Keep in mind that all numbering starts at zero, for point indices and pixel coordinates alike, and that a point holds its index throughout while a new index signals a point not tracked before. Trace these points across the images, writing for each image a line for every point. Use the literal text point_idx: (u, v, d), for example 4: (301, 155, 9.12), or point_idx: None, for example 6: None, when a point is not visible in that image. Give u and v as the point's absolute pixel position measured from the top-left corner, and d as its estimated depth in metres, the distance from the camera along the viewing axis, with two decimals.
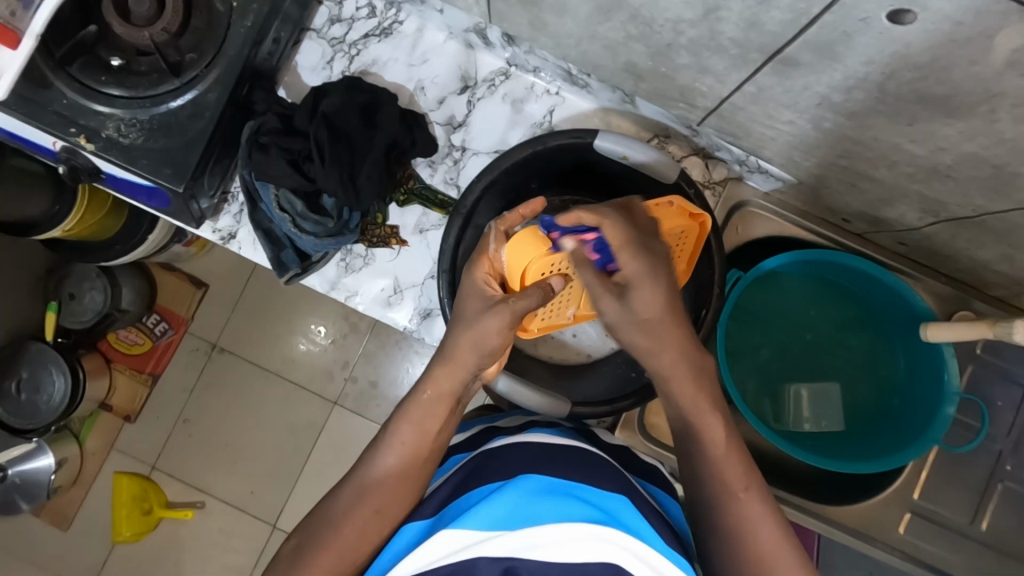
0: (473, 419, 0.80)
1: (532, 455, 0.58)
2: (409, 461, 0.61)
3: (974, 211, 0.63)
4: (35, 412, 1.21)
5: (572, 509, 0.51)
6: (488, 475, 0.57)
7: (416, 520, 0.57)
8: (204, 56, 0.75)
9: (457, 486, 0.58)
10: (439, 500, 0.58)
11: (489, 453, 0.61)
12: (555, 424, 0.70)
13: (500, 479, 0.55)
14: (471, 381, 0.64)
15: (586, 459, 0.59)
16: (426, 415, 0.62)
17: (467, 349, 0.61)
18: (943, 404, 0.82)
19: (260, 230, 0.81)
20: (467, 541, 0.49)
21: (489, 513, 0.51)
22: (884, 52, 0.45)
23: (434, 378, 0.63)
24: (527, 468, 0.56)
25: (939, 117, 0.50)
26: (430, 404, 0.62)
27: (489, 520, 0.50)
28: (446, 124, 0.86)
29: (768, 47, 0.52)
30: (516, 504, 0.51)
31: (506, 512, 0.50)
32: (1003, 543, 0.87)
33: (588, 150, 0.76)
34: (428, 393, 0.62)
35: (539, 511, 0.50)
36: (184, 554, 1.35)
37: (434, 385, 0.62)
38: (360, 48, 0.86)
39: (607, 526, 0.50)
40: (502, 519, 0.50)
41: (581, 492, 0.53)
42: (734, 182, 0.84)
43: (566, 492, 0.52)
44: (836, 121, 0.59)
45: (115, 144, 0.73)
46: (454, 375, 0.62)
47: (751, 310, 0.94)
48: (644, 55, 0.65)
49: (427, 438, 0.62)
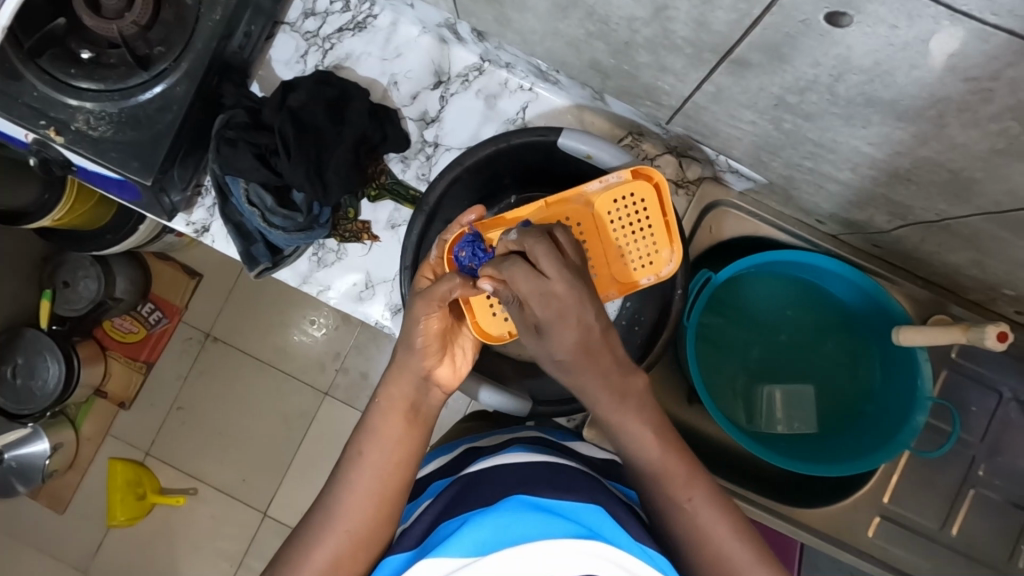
0: (456, 440, 0.80)
1: (512, 476, 0.59)
2: (372, 477, 0.62)
3: (938, 215, 0.63)
4: (30, 397, 1.24)
5: (553, 526, 0.53)
6: (470, 499, 0.58)
7: (398, 552, 0.58)
8: (173, 49, 0.75)
9: (442, 510, 0.60)
10: (424, 526, 0.59)
11: (470, 478, 0.62)
12: (539, 441, 0.71)
13: (481, 503, 0.57)
14: (425, 386, 0.65)
15: (558, 474, 0.60)
16: (384, 425, 0.64)
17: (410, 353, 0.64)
18: (915, 411, 0.81)
19: (230, 224, 0.81)
20: (451, 567, 0.51)
21: (471, 539, 0.52)
22: (829, 55, 0.46)
23: (388, 390, 0.65)
24: (508, 490, 0.57)
25: (890, 120, 0.50)
26: (388, 417, 0.64)
27: (471, 546, 0.52)
28: (420, 119, 0.86)
29: (719, 47, 0.52)
30: (498, 527, 0.52)
31: (487, 537, 0.52)
32: (974, 549, 0.86)
33: (555, 149, 0.76)
34: (382, 406, 0.64)
35: (520, 532, 0.52)
36: (176, 539, 1.37)
37: (387, 396, 0.64)
38: (334, 41, 0.86)
39: (588, 540, 0.52)
40: (484, 543, 0.52)
41: (561, 508, 0.55)
42: (710, 182, 0.82)
43: (548, 509, 0.54)
44: (794, 122, 0.58)
45: (85, 137, 0.73)
46: (406, 384, 0.64)
47: (728, 310, 0.92)
48: (605, 53, 0.65)
49: (392, 452, 0.63)
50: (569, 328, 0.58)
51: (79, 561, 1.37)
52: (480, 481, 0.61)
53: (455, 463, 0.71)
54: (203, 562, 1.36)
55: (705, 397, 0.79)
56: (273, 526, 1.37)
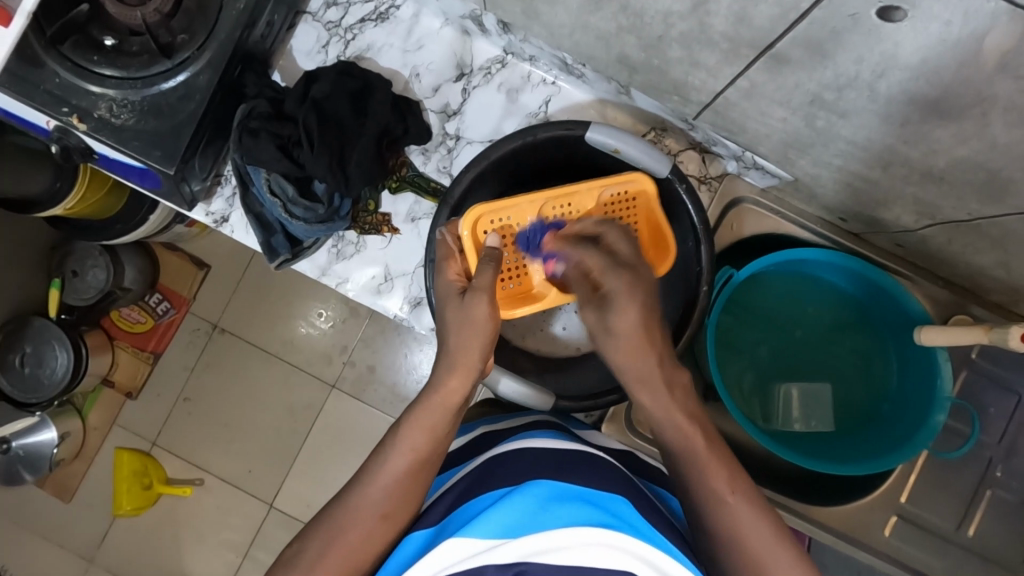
0: (475, 420, 0.81)
1: (538, 462, 0.60)
2: (411, 469, 0.61)
3: (969, 215, 0.62)
4: (38, 386, 1.23)
5: (587, 514, 0.52)
6: (493, 482, 0.59)
7: (421, 528, 0.58)
8: (196, 38, 0.74)
9: (464, 491, 0.60)
10: (445, 506, 0.60)
11: (494, 462, 0.62)
12: (554, 426, 0.72)
13: (507, 485, 0.57)
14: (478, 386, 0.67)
15: (586, 464, 0.61)
16: (430, 419, 0.64)
17: (469, 350, 0.65)
18: (933, 411, 0.80)
19: (250, 214, 0.81)
20: (476, 548, 0.51)
21: (500, 521, 0.52)
22: (875, 51, 0.46)
23: (441, 385, 0.65)
24: (536, 474, 0.58)
25: (931, 119, 0.50)
26: (438, 411, 0.64)
27: (497, 528, 0.51)
28: (441, 112, 0.86)
29: (759, 42, 0.51)
30: (526, 510, 0.52)
31: (515, 520, 0.52)
32: (988, 550, 0.87)
33: (579, 143, 0.76)
34: (436, 398, 0.64)
35: (551, 517, 0.52)
36: (181, 528, 1.37)
37: (442, 392, 0.64)
38: (356, 31, 0.86)
39: (617, 531, 0.52)
40: (510, 528, 0.51)
41: (590, 497, 0.55)
42: (730, 179, 0.83)
43: (579, 497, 0.54)
44: (828, 120, 0.58)
45: (106, 125, 0.73)
46: (465, 381, 0.65)
47: (747, 310, 0.93)
48: (636, 47, 0.64)
49: (433, 442, 0.63)
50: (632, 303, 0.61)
51: (85, 550, 1.37)
52: (507, 462, 0.61)
53: (476, 444, 0.71)
54: (209, 553, 1.37)
55: (721, 389, 0.81)
56: (279, 518, 1.37)
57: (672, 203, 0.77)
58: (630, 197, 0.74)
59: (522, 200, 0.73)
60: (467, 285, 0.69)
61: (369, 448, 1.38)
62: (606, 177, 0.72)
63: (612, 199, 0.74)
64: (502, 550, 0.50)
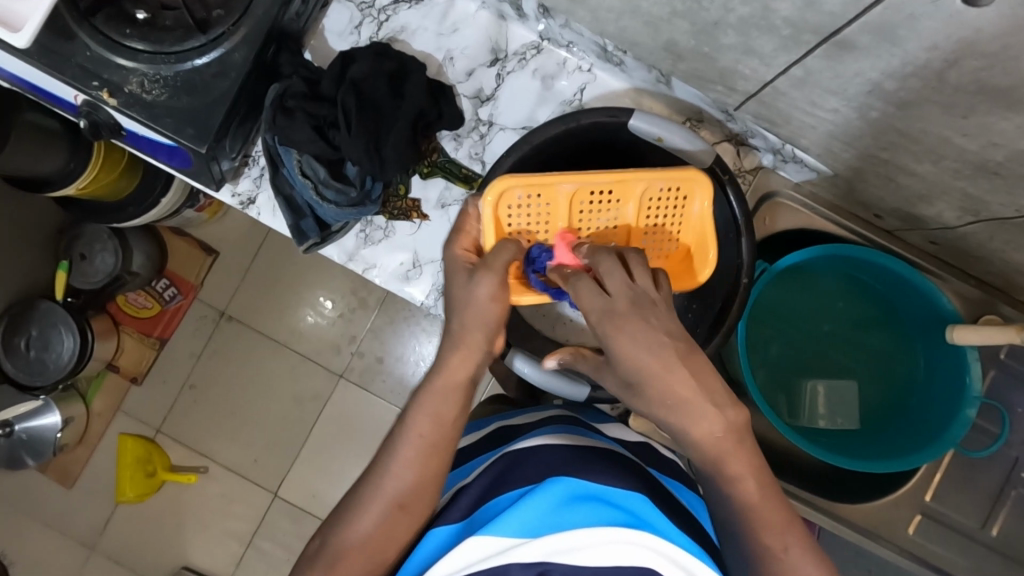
0: (489, 416, 0.80)
1: (559, 456, 0.59)
2: (425, 456, 0.57)
3: (1017, 212, 0.62)
4: (44, 369, 1.21)
5: (608, 515, 0.52)
6: (517, 479, 0.57)
7: (444, 523, 0.57)
8: (231, 14, 0.73)
9: (486, 486, 0.59)
10: (466, 503, 0.58)
11: (516, 456, 0.61)
12: (571, 420, 0.69)
13: (525, 484, 0.56)
14: (485, 364, 0.61)
15: (608, 459, 0.59)
16: (441, 406, 0.58)
17: (473, 327, 0.59)
18: (963, 406, 0.80)
19: (280, 196, 0.79)
20: (498, 547, 0.50)
21: (520, 520, 0.51)
22: (950, 38, 0.45)
23: (448, 364, 0.59)
24: (553, 468, 0.57)
25: (998, 110, 0.50)
26: (443, 394, 0.58)
27: (518, 528, 0.51)
28: (474, 97, 0.85)
29: (824, 28, 0.51)
30: (546, 509, 0.52)
31: (536, 520, 0.51)
32: (1010, 548, 0.87)
33: (619, 130, 0.75)
34: (440, 381, 0.59)
35: (571, 519, 0.51)
36: (185, 516, 1.36)
37: (445, 374, 0.58)
38: (389, 13, 0.84)
39: (639, 530, 0.51)
40: (533, 526, 0.51)
41: (611, 494, 0.54)
42: (765, 172, 0.82)
43: (599, 497, 0.53)
44: (884, 110, 0.58)
45: (138, 100, 0.71)
46: (469, 359, 0.59)
47: (774, 306, 0.92)
48: (687, 33, 0.64)
49: (441, 427, 0.58)
50: (638, 346, 0.52)
51: (86, 536, 1.35)
52: (524, 459, 0.60)
53: (495, 437, 0.70)
54: (212, 541, 1.36)
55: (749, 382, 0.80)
56: (285, 508, 1.36)
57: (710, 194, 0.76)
58: (681, 195, 0.71)
59: (556, 181, 0.68)
60: (475, 264, 0.63)
61: (378, 440, 1.38)
62: (665, 170, 0.69)
63: (662, 194, 0.71)
64: (525, 550, 0.50)
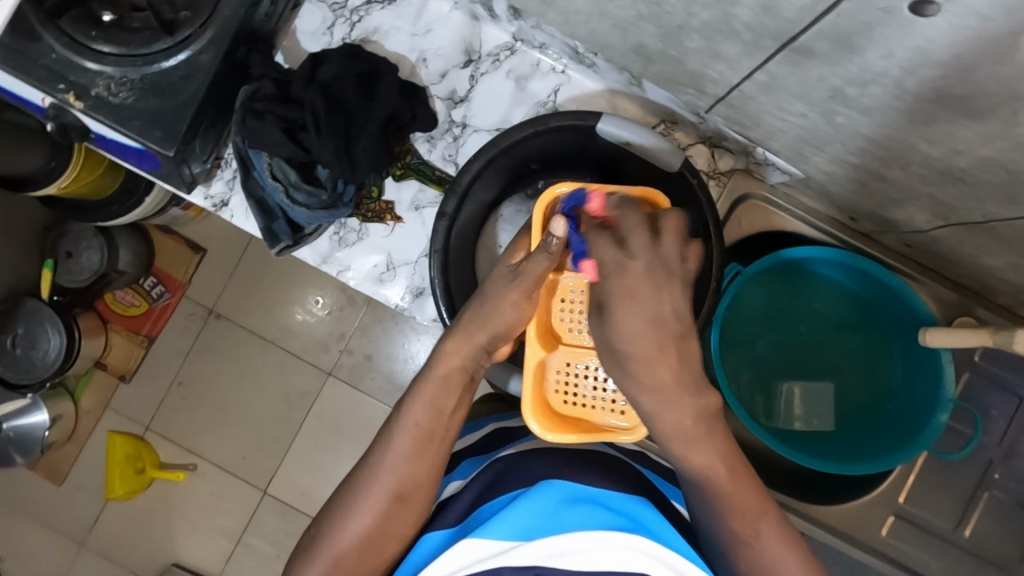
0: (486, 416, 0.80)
1: (551, 465, 0.59)
2: (421, 441, 0.60)
3: (984, 217, 0.62)
4: (31, 367, 1.21)
5: (601, 518, 0.51)
6: (510, 485, 0.57)
7: (438, 529, 0.57)
8: (198, 15, 0.72)
9: (479, 491, 0.59)
10: (461, 508, 0.58)
11: (510, 462, 0.61)
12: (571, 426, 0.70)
13: (520, 489, 0.56)
14: (484, 358, 0.65)
15: (600, 466, 0.60)
16: (440, 393, 0.62)
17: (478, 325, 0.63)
18: (936, 411, 0.80)
19: (251, 199, 0.80)
20: (490, 551, 0.49)
21: (513, 522, 0.51)
22: (904, 46, 0.45)
23: (445, 351, 0.63)
24: (548, 476, 0.57)
25: (956, 118, 0.49)
26: (441, 382, 0.63)
27: (510, 531, 0.50)
28: (448, 98, 0.84)
29: (783, 34, 0.51)
30: (540, 513, 0.51)
31: (528, 522, 0.51)
32: (984, 549, 0.87)
33: (591, 134, 0.75)
34: (439, 371, 0.63)
35: (565, 521, 0.51)
36: (175, 513, 1.37)
37: (445, 361, 0.63)
38: (362, 14, 0.83)
39: (635, 534, 0.50)
40: (525, 530, 0.50)
41: (605, 499, 0.54)
42: (741, 174, 0.82)
43: (592, 501, 0.53)
44: (849, 116, 0.57)
45: (105, 104, 0.71)
46: (466, 353, 0.64)
47: (753, 307, 0.92)
48: (653, 36, 0.63)
49: (436, 413, 0.62)
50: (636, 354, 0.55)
51: (76, 533, 1.35)
52: (517, 466, 0.60)
53: (485, 442, 0.70)
54: (202, 538, 1.36)
55: (721, 385, 0.80)
56: (273, 505, 1.36)
57: (682, 198, 0.76)
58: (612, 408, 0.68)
59: None
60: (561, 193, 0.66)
61: (366, 438, 1.38)
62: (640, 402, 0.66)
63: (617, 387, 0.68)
64: (517, 552, 0.49)
